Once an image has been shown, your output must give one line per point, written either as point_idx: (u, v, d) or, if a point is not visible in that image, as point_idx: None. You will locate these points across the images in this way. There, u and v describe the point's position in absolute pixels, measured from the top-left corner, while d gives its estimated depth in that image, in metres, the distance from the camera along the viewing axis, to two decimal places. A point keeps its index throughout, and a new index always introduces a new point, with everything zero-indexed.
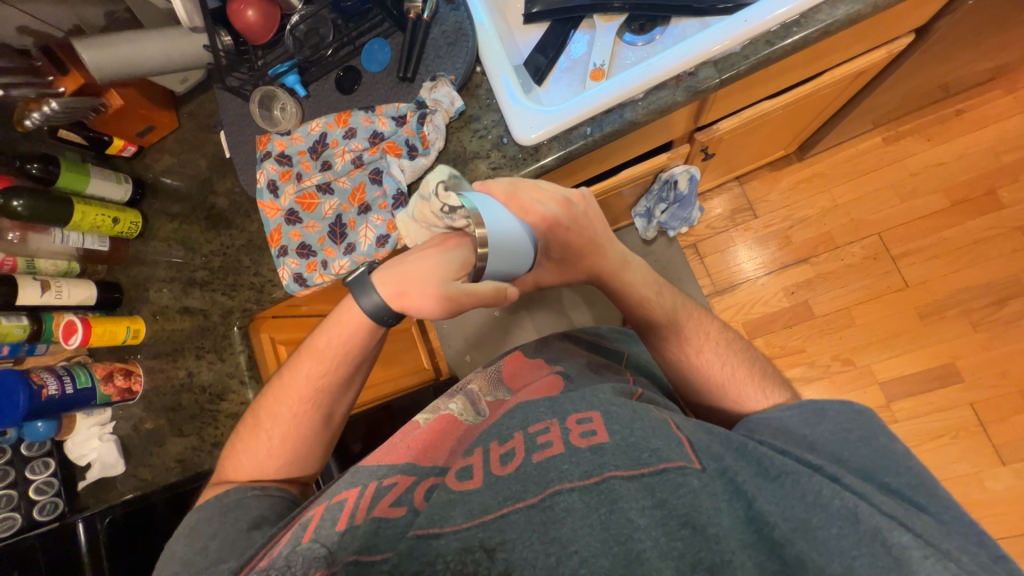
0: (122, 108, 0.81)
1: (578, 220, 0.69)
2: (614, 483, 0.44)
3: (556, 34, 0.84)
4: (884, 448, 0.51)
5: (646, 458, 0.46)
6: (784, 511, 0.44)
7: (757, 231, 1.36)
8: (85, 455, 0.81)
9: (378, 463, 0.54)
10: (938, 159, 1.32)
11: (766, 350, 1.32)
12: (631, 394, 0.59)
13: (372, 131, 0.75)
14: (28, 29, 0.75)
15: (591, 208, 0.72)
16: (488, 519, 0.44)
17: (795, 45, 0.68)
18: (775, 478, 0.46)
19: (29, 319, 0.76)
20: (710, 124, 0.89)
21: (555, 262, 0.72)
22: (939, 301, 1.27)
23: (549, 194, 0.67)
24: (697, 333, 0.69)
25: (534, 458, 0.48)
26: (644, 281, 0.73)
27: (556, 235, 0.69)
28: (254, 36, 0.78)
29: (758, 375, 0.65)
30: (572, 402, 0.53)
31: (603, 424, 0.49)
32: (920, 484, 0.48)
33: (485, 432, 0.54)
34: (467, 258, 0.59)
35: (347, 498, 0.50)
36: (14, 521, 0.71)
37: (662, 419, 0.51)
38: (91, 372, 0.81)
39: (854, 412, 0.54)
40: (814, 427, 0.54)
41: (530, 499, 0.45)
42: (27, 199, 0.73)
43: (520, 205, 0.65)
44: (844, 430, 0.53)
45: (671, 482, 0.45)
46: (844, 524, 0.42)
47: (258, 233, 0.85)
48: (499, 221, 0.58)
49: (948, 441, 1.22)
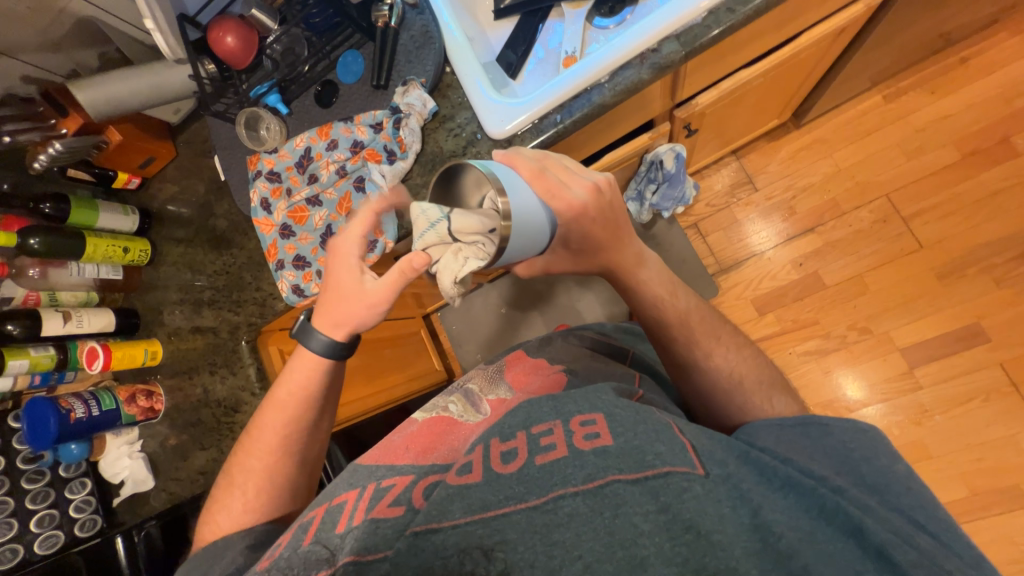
0: (120, 143, 0.86)
1: (603, 210, 0.62)
2: (617, 487, 0.42)
3: (525, 27, 0.85)
4: (884, 467, 0.48)
5: (650, 460, 0.44)
6: (789, 521, 0.41)
7: (759, 204, 1.33)
8: (118, 473, 0.85)
9: (376, 462, 0.53)
10: (945, 112, 1.26)
11: (778, 324, 1.29)
12: (631, 396, 0.56)
13: (353, 141, 0.77)
14: (30, 77, 0.82)
15: (614, 195, 0.64)
16: (488, 515, 0.43)
17: (758, 10, 0.67)
18: (780, 488, 0.44)
19: (56, 349, 0.82)
20: (689, 100, 0.88)
21: (571, 251, 0.65)
22: (957, 259, 1.22)
23: (574, 179, 0.60)
24: (708, 337, 0.65)
25: (537, 461, 0.45)
26: (659, 282, 0.67)
27: (577, 227, 0.61)
28: (236, 60, 0.81)
29: (767, 384, 0.62)
30: (575, 402, 0.50)
31: (607, 427, 0.46)
32: (923, 505, 0.45)
33: (489, 428, 0.51)
34: (355, 235, 0.60)
35: (346, 501, 0.48)
36: (57, 538, 0.75)
37: (665, 422, 0.48)
38: (115, 394, 0.86)
39: (857, 428, 0.51)
40: (815, 442, 0.50)
41: (532, 500, 0.43)
42: (42, 237, 0.79)
43: (549, 189, 0.57)
44: (846, 445, 0.50)
45: (674, 486, 0.42)
46: (847, 538, 0.41)
47: (257, 250, 0.88)
48: (522, 199, 0.53)
49: (978, 404, 1.16)
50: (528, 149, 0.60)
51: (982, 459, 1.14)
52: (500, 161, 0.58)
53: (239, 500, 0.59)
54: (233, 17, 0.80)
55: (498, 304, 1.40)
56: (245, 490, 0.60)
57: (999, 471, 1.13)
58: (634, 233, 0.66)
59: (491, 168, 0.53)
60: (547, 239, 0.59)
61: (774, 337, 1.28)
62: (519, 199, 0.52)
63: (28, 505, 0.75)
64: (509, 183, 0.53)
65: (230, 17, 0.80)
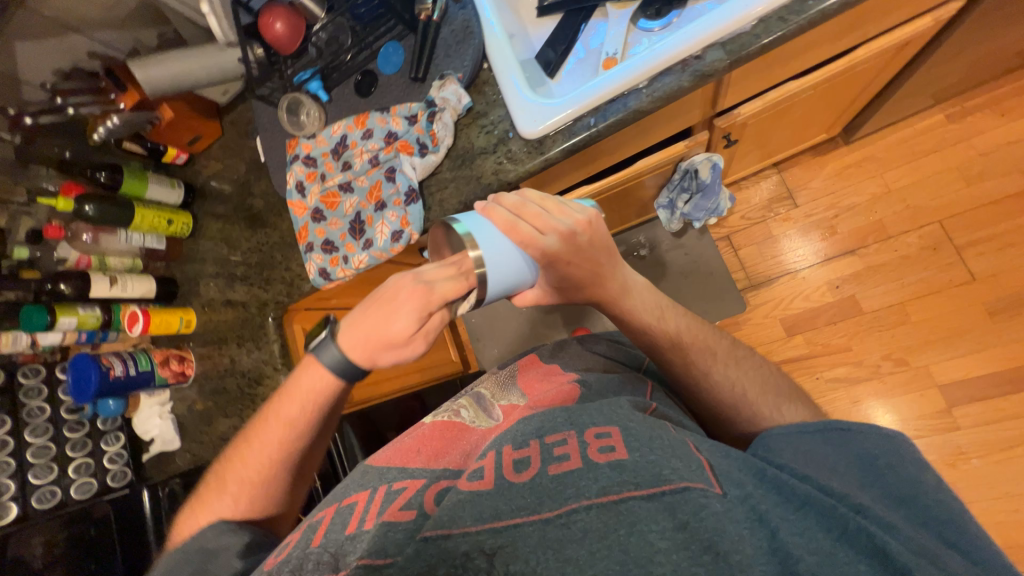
0: (172, 120, 0.90)
1: (581, 251, 0.60)
2: (633, 505, 0.40)
3: (567, 25, 0.84)
4: (911, 479, 0.44)
5: (667, 475, 0.41)
6: (808, 544, 0.38)
7: (798, 221, 1.28)
8: (149, 431, 0.92)
9: (388, 464, 0.54)
10: (1015, 136, 1.17)
11: (807, 347, 1.23)
12: (644, 409, 0.54)
13: (387, 132, 0.78)
14: (97, 53, 0.87)
15: (596, 235, 0.61)
16: (500, 525, 0.41)
17: (813, 20, 0.64)
18: (799, 507, 0.40)
19: (101, 310, 0.87)
20: (730, 109, 0.85)
21: (557, 289, 0.64)
22: (1012, 296, 1.13)
23: (553, 221, 0.57)
24: (704, 354, 0.62)
25: (550, 471, 0.44)
26: (647, 309, 0.64)
27: (559, 269, 0.60)
28: (282, 46, 0.83)
29: (771, 393, 0.59)
30: (591, 415, 0.50)
31: (622, 440, 0.45)
32: (953, 521, 0.41)
33: (501, 436, 0.51)
34: (439, 292, 0.53)
35: (357, 502, 0.49)
36: (92, 484, 0.81)
37: (681, 439, 0.46)
38: (151, 357, 0.91)
39: (882, 436, 0.48)
40: (834, 451, 0.47)
41: (544, 513, 0.41)
42: (96, 205, 0.84)
43: (524, 237, 0.56)
44: (869, 456, 0.47)
45: (692, 502, 0.39)
46: (873, 562, 0.37)
47: (289, 232, 0.91)
48: (497, 248, 0.55)
49: (1021, 453, 1.08)
50: (507, 196, 0.59)
51: (1019, 511, 1.06)
52: (478, 212, 0.59)
53: (239, 495, 0.59)
54: (283, 2, 0.82)
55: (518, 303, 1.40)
56: (240, 491, 0.59)
57: None
58: (619, 262, 0.64)
59: (464, 226, 0.56)
60: (533, 279, 0.61)
61: (802, 360, 1.23)
62: (493, 244, 0.55)
63: (68, 452, 0.81)
64: (484, 234, 0.55)
65: (281, 3, 0.82)
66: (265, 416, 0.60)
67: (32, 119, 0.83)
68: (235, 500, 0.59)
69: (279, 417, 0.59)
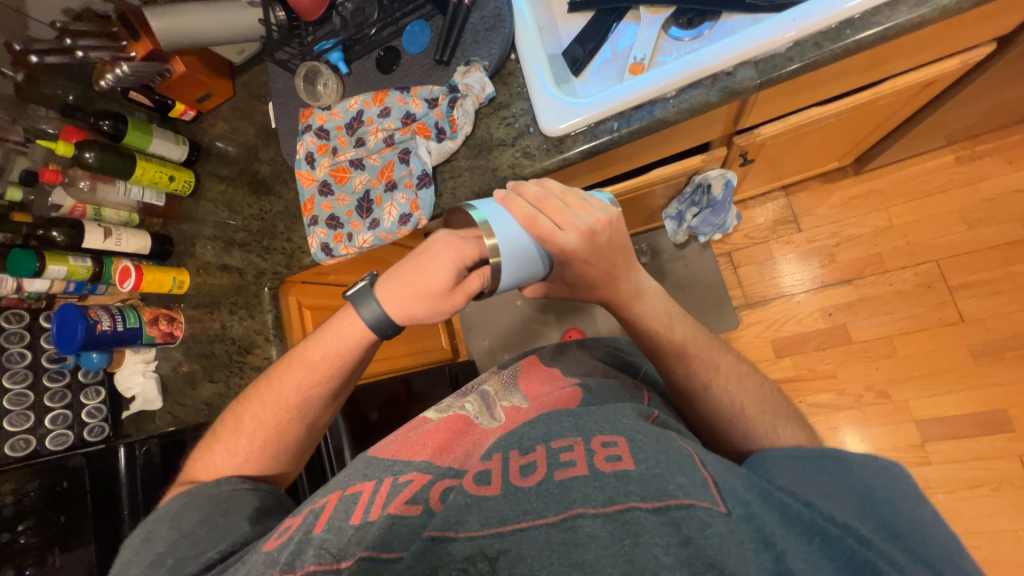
0: (182, 74, 0.87)
1: (598, 252, 0.59)
2: (638, 515, 0.40)
3: (598, 25, 0.82)
4: (907, 512, 0.44)
5: (673, 490, 0.41)
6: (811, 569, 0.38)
7: (799, 246, 1.29)
8: (130, 389, 0.89)
9: (393, 457, 0.54)
10: (1020, 185, 1.19)
11: (793, 370, 1.25)
12: (647, 417, 0.55)
13: (405, 112, 0.77)
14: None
15: (617, 235, 0.60)
16: (505, 529, 0.41)
17: (847, 50, 0.64)
18: (803, 533, 0.41)
19: (92, 261, 0.85)
20: (751, 128, 0.85)
21: (569, 286, 0.64)
22: (997, 340, 1.16)
23: (573, 218, 0.57)
24: (705, 366, 0.63)
25: (556, 476, 0.44)
26: (657, 313, 0.65)
27: (575, 267, 0.60)
28: (304, 12, 0.81)
29: (770, 412, 0.59)
30: (597, 422, 0.50)
31: (629, 451, 0.45)
32: (948, 555, 0.42)
33: (506, 438, 0.52)
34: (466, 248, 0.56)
35: (362, 492, 0.49)
36: (67, 438, 0.80)
37: (687, 452, 0.46)
38: (140, 314, 0.88)
39: (882, 468, 0.47)
40: (835, 478, 0.47)
41: (550, 518, 0.41)
42: (97, 153, 0.81)
43: (543, 232, 0.56)
44: (868, 488, 0.46)
45: (698, 519, 0.40)
46: None
47: (294, 203, 0.89)
48: (514, 239, 0.56)
49: (986, 492, 1.12)
50: (530, 187, 0.59)
51: (978, 548, 1.10)
52: (496, 200, 0.59)
53: (242, 445, 0.61)
54: None
55: (514, 297, 1.40)
56: (238, 451, 0.61)
57: (992, 565, 1.09)
58: (634, 265, 0.63)
59: (482, 213, 0.57)
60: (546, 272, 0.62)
61: (787, 382, 1.25)
62: (510, 235, 0.56)
63: (45, 403, 0.80)
64: (499, 222, 0.56)
65: None
66: (290, 361, 0.63)
67: (38, 58, 0.79)
68: (238, 449, 0.61)
69: (302, 360, 0.62)
